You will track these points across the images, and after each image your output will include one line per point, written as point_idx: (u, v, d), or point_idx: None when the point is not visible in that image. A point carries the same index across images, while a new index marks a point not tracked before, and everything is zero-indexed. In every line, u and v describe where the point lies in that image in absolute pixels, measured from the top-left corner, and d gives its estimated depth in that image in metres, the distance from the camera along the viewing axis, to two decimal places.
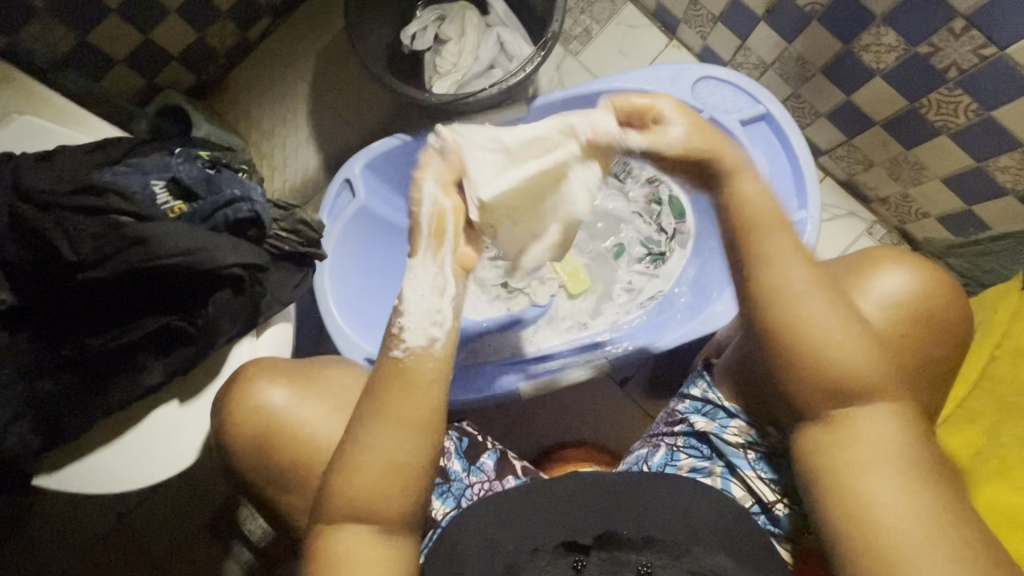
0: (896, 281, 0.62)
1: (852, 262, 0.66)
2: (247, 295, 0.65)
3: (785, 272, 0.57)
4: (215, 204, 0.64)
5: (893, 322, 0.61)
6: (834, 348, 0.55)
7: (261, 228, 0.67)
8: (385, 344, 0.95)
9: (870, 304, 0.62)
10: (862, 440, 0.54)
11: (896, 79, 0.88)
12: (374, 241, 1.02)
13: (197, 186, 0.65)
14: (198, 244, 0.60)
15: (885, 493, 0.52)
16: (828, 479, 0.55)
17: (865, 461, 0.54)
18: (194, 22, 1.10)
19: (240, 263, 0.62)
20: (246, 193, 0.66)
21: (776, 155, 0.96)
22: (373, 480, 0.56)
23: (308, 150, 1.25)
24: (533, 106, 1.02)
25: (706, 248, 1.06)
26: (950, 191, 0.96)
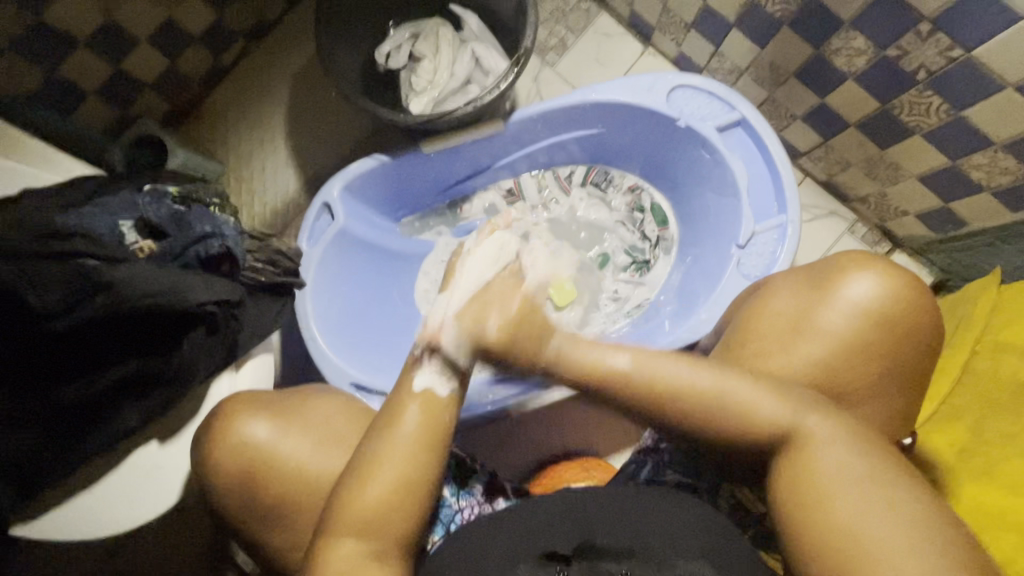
0: (863, 288, 0.62)
1: (821, 269, 0.67)
2: (223, 331, 0.65)
3: (656, 367, 0.60)
4: (186, 241, 0.64)
5: (862, 329, 0.61)
6: (730, 396, 0.58)
7: (234, 262, 0.67)
8: (370, 367, 0.94)
9: (834, 313, 0.62)
10: (815, 466, 0.53)
11: (867, 82, 0.89)
12: (354, 263, 1.02)
13: (166, 224, 0.64)
14: (170, 284, 0.59)
15: (856, 500, 0.50)
16: (793, 506, 0.53)
17: (827, 474, 0.52)
18: (166, 50, 1.10)
19: (214, 301, 0.62)
20: (217, 229, 0.65)
21: (752, 161, 0.96)
22: (384, 492, 0.59)
23: (287, 172, 1.24)
24: (509, 122, 1.02)
25: (688, 255, 1.07)
26: (927, 189, 0.97)
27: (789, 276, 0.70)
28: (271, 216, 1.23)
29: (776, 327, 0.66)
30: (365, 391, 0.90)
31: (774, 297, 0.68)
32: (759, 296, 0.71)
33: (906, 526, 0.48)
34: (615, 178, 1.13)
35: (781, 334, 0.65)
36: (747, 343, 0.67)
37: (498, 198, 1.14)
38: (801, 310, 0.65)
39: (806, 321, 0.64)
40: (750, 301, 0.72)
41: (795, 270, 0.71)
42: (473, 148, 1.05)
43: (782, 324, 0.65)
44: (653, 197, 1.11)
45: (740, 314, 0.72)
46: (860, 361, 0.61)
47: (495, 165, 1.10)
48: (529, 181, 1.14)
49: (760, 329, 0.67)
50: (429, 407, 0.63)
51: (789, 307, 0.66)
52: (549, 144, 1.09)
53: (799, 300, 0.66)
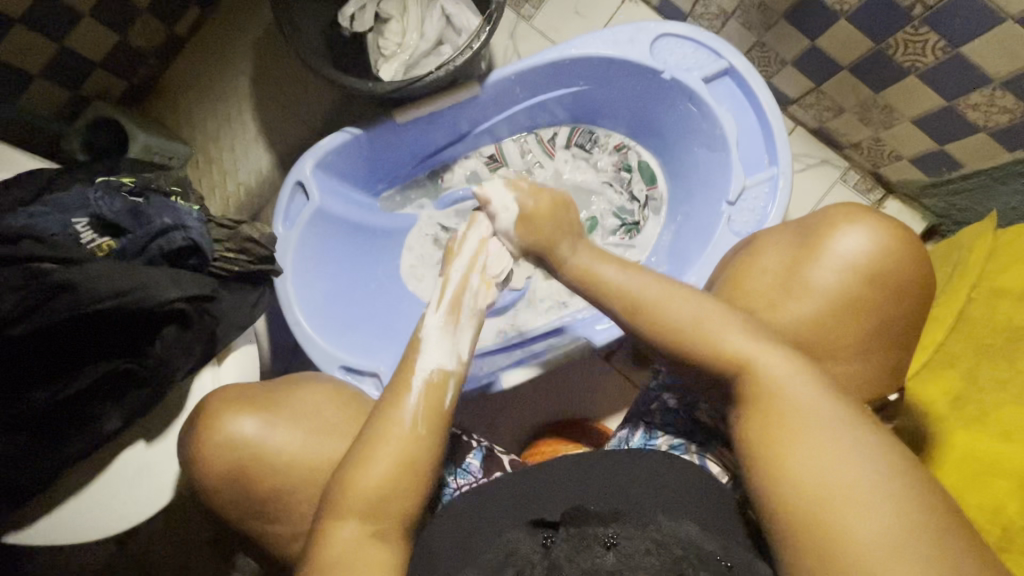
0: (853, 241, 0.60)
1: (815, 221, 0.64)
2: (197, 328, 0.63)
3: (667, 309, 0.58)
4: (147, 236, 0.60)
5: (850, 286, 0.60)
6: (716, 326, 0.57)
7: (201, 254, 0.63)
8: (360, 349, 0.93)
9: (824, 270, 0.61)
10: (783, 415, 0.51)
11: (859, 21, 0.84)
12: (334, 243, 0.98)
13: (123, 219, 0.60)
14: (134, 283, 0.57)
15: (819, 453, 0.49)
16: (763, 458, 0.51)
17: (796, 419, 0.51)
18: (114, 24, 1.02)
19: (183, 297, 0.60)
20: (179, 222, 0.61)
21: (742, 113, 0.92)
22: (388, 468, 0.59)
23: (258, 148, 1.19)
24: (486, 84, 0.96)
25: (676, 215, 1.04)
26: (922, 132, 0.94)
27: (775, 233, 0.68)
28: (245, 197, 1.20)
29: (765, 285, 0.64)
30: (356, 373, 0.90)
31: (762, 257, 0.66)
32: (750, 253, 0.68)
33: (866, 481, 0.46)
34: (599, 138, 1.09)
35: (769, 291, 0.63)
36: (739, 297, 0.64)
37: (479, 165, 1.10)
38: (792, 268, 0.63)
39: (798, 278, 0.62)
40: (738, 256, 0.70)
41: (787, 225, 0.69)
42: (449, 114, 0.99)
43: (772, 285, 0.63)
44: (641, 155, 1.08)
45: (726, 273, 0.70)
46: (849, 317, 0.60)
47: (475, 130, 1.05)
48: (511, 146, 1.10)
49: (751, 286, 0.65)
50: (427, 382, 0.64)
51: (777, 266, 0.64)
52: (530, 105, 1.03)
53: (791, 257, 0.64)
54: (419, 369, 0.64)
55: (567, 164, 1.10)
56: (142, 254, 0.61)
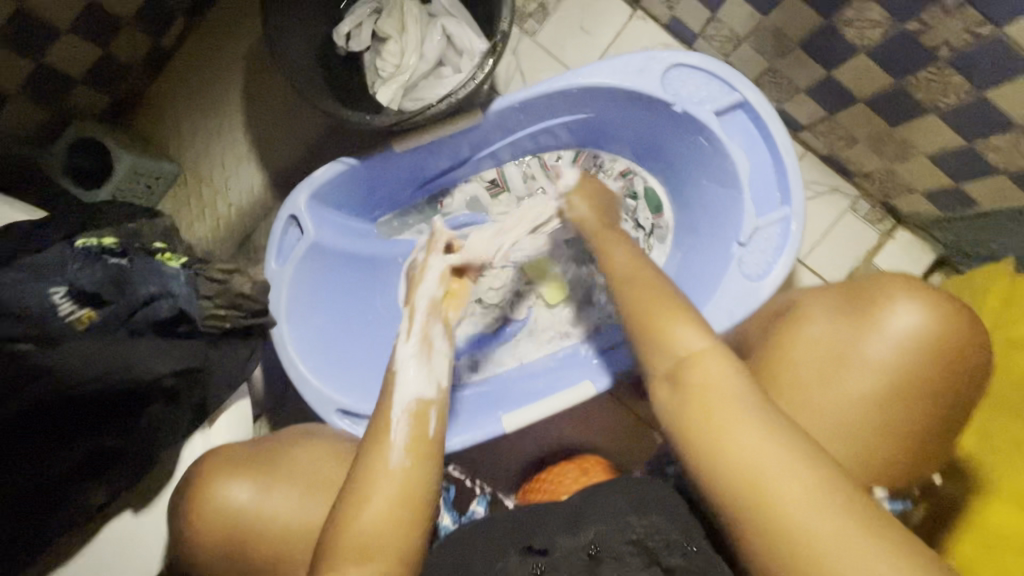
0: (909, 317, 0.59)
1: (864, 293, 0.63)
2: (182, 403, 0.62)
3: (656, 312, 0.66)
4: (132, 306, 0.56)
5: (901, 365, 0.59)
6: (675, 322, 0.64)
7: (191, 320, 0.60)
8: (357, 388, 0.90)
9: (878, 346, 0.60)
10: (718, 405, 0.57)
11: (880, 57, 0.80)
12: (331, 275, 0.94)
13: (105, 288, 0.56)
14: (122, 360, 0.55)
15: (756, 440, 0.54)
16: (702, 433, 0.57)
17: (730, 398, 0.57)
18: (95, 39, 0.96)
19: (172, 372, 0.59)
20: (166, 289, 0.58)
21: (755, 147, 0.88)
22: (382, 507, 0.59)
23: (250, 167, 1.15)
24: (489, 112, 0.92)
25: (683, 247, 1.01)
26: (937, 168, 0.91)
27: (821, 295, 0.67)
28: (237, 218, 1.15)
29: (812, 355, 0.63)
30: (352, 416, 0.87)
31: (807, 322, 0.65)
32: (795, 314, 0.67)
33: (811, 477, 0.51)
34: (607, 164, 1.04)
35: (818, 363, 0.62)
36: (783, 369, 0.64)
37: (480, 190, 1.06)
38: (842, 341, 0.62)
39: (849, 353, 0.61)
40: (782, 317, 0.68)
41: (829, 288, 0.68)
42: (450, 141, 0.95)
43: (819, 356, 0.62)
44: (649, 183, 1.04)
45: (767, 339, 0.68)
46: (903, 400, 0.59)
47: (477, 155, 1.01)
48: (513, 170, 1.05)
49: (794, 355, 0.64)
50: (410, 420, 0.67)
51: (827, 336, 0.63)
52: (535, 130, 0.99)
53: (839, 328, 0.63)
54: (399, 402, 0.68)
55: None
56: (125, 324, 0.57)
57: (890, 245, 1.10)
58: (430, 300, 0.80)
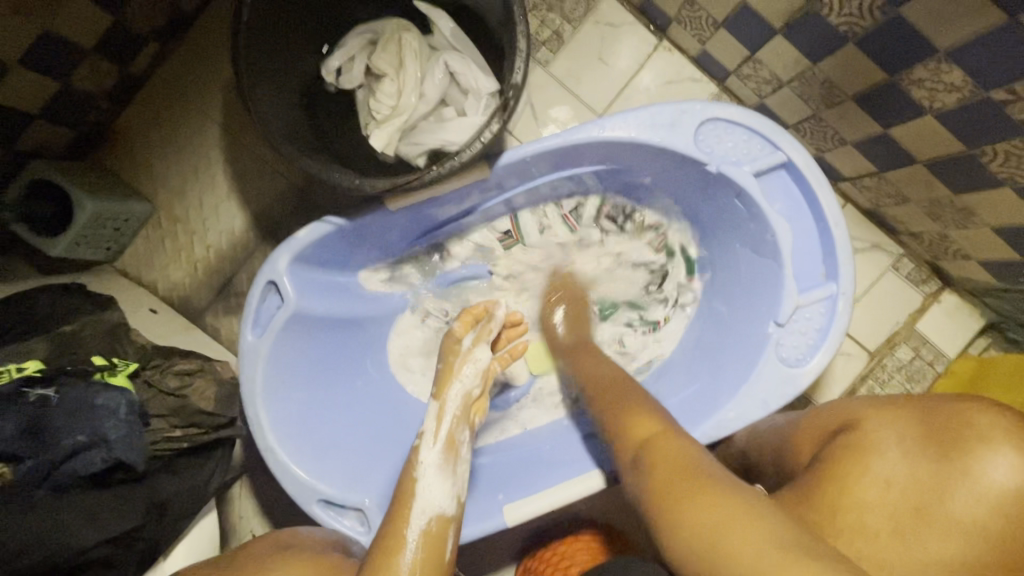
0: (1006, 471, 0.51)
1: (947, 424, 0.55)
2: (124, 559, 0.65)
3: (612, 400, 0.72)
4: (56, 458, 0.62)
5: (995, 527, 0.51)
6: (639, 403, 0.70)
7: (128, 467, 0.65)
8: (344, 472, 0.81)
9: (965, 500, 0.52)
10: (671, 477, 0.57)
11: (951, 122, 0.69)
12: (318, 342, 0.85)
13: (25, 442, 0.62)
14: (48, 533, 0.60)
15: (698, 508, 0.52)
16: (657, 503, 0.56)
17: (679, 467, 0.58)
18: (52, 73, 0.86)
19: (103, 539, 0.63)
20: (96, 438, 0.63)
21: (799, 215, 0.78)
22: None
23: (231, 207, 1.04)
24: (497, 164, 0.81)
25: (707, 312, 0.92)
26: (1000, 240, 0.80)
27: (889, 419, 0.59)
28: (217, 260, 1.06)
29: (883, 500, 0.55)
30: (337, 507, 0.78)
31: (877, 457, 0.57)
32: (859, 437, 0.59)
33: (751, 514, 0.49)
34: (634, 217, 0.93)
35: (893, 512, 0.54)
36: (845, 509, 0.56)
37: (488, 239, 0.95)
38: (921, 487, 0.54)
39: (931, 505, 0.53)
40: (842, 438, 0.60)
41: (901, 409, 0.59)
42: (453, 194, 0.85)
43: (893, 503, 0.55)
44: (677, 241, 0.94)
45: (824, 462, 0.60)
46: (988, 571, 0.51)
47: (485, 206, 0.90)
48: (527, 218, 0.94)
49: (864, 496, 0.56)
50: (423, 544, 0.60)
51: (902, 477, 0.55)
52: (552, 178, 0.88)
53: (917, 471, 0.55)
54: (419, 513, 0.63)
55: (585, 242, 0.95)
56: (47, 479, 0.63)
57: (935, 308, 0.99)
58: (463, 397, 0.73)
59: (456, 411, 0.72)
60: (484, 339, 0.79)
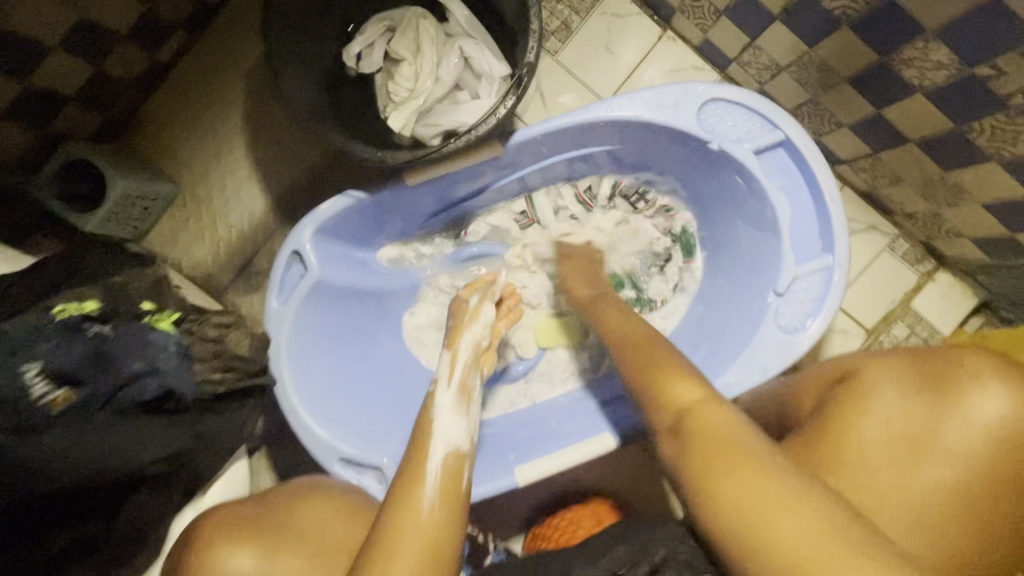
0: (996, 404, 0.55)
1: (940, 366, 0.60)
2: (163, 489, 0.59)
3: (641, 361, 0.66)
4: (113, 385, 0.50)
5: (986, 453, 0.55)
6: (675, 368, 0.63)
7: (178, 399, 0.55)
8: (362, 435, 0.85)
9: (957, 431, 0.56)
10: (716, 453, 0.52)
11: (940, 99, 0.73)
12: (337, 312, 0.89)
13: (83, 367, 0.49)
14: (110, 460, 0.51)
15: (743, 485, 0.49)
16: (693, 477, 0.53)
17: (725, 441, 0.53)
18: (88, 57, 0.90)
19: (157, 461, 0.56)
20: (153, 366, 0.52)
21: (797, 191, 0.82)
22: (407, 566, 0.53)
23: (252, 189, 1.08)
24: (509, 143, 0.85)
25: (710, 288, 0.95)
26: (991, 216, 0.84)
27: (886, 365, 0.63)
28: (239, 240, 1.09)
29: (883, 436, 0.60)
30: (357, 466, 0.82)
31: (875, 398, 0.61)
32: (859, 384, 0.64)
33: (795, 498, 0.47)
34: (644, 200, 0.98)
35: (893, 445, 0.59)
36: (846, 449, 0.61)
37: (506, 220, 0.99)
38: (917, 423, 0.58)
39: (926, 439, 0.58)
40: (843, 386, 0.65)
41: (899, 357, 0.64)
42: (467, 172, 0.89)
43: (893, 438, 0.59)
44: (686, 221, 0.97)
45: (827, 410, 0.65)
46: (980, 495, 0.55)
47: (498, 184, 0.95)
48: (542, 199, 0.99)
49: (865, 434, 0.60)
50: (442, 472, 0.63)
51: (901, 415, 0.59)
52: (562, 159, 0.92)
53: (914, 409, 0.59)
54: (437, 441, 0.66)
55: (591, 222, 0.99)
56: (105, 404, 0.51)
57: (929, 287, 1.03)
58: (474, 346, 0.77)
59: (467, 358, 0.76)
60: (488, 297, 0.84)
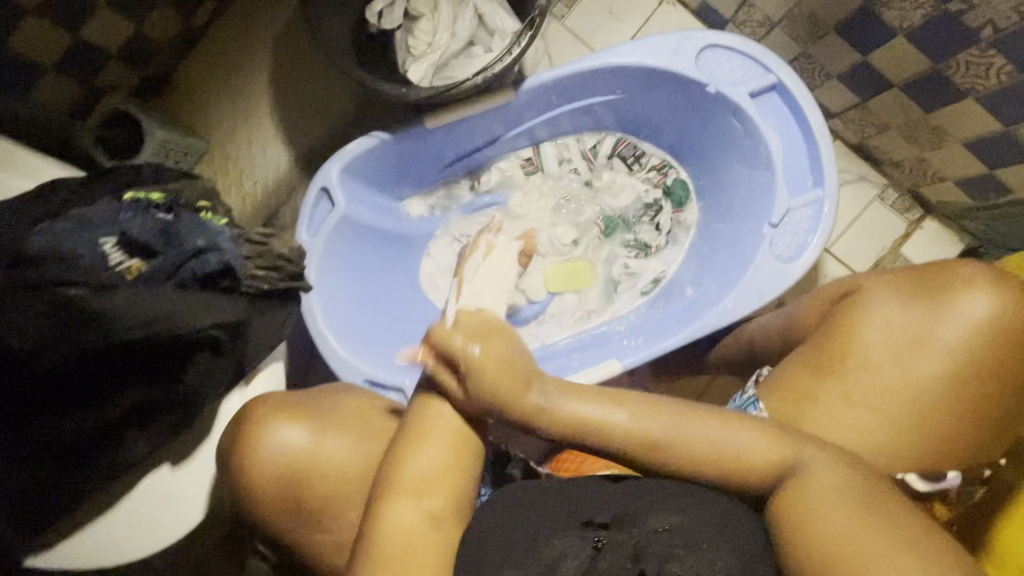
0: (985, 305, 0.61)
1: (936, 277, 0.65)
2: (228, 356, 0.62)
3: (655, 424, 0.57)
4: (179, 258, 0.57)
5: (977, 347, 0.60)
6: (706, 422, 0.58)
7: (234, 277, 0.60)
8: (382, 362, 0.91)
9: (948, 329, 0.61)
10: (811, 518, 0.53)
11: (919, 39, 0.79)
12: (358, 249, 0.96)
13: (153, 241, 0.56)
14: (170, 310, 0.55)
15: (841, 543, 0.51)
16: (788, 535, 0.53)
17: (816, 510, 0.53)
18: (130, 14, 0.97)
19: (217, 324, 0.59)
20: (213, 242, 0.58)
21: (790, 131, 0.88)
22: (438, 453, 0.58)
23: (276, 146, 1.14)
24: (521, 90, 0.92)
25: (709, 231, 1.01)
26: (972, 155, 0.90)
27: (887, 282, 0.67)
28: (263, 195, 1.15)
29: (885, 340, 0.64)
30: (379, 387, 0.88)
31: (877, 308, 0.66)
32: (859, 297, 0.68)
33: (899, 555, 0.49)
34: (644, 154, 1.05)
35: (893, 348, 0.63)
36: (848, 353, 0.65)
37: (514, 168, 1.05)
38: (911, 325, 0.63)
39: (920, 337, 0.63)
40: (846, 300, 0.69)
41: (892, 272, 0.69)
42: (481, 119, 0.96)
43: (893, 342, 0.64)
44: (681, 175, 1.04)
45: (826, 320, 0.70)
46: (968, 383, 0.61)
47: (509, 135, 1.01)
48: (549, 150, 1.05)
49: (866, 338, 0.65)
50: (465, 367, 0.61)
51: (899, 321, 0.64)
52: (570, 109, 0.99)
53: (912, 315, 0.64)
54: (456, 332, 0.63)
55: (596, 172, 1.06)
56: (175, 275, 0.57)
57: (917, 234, 1.09)
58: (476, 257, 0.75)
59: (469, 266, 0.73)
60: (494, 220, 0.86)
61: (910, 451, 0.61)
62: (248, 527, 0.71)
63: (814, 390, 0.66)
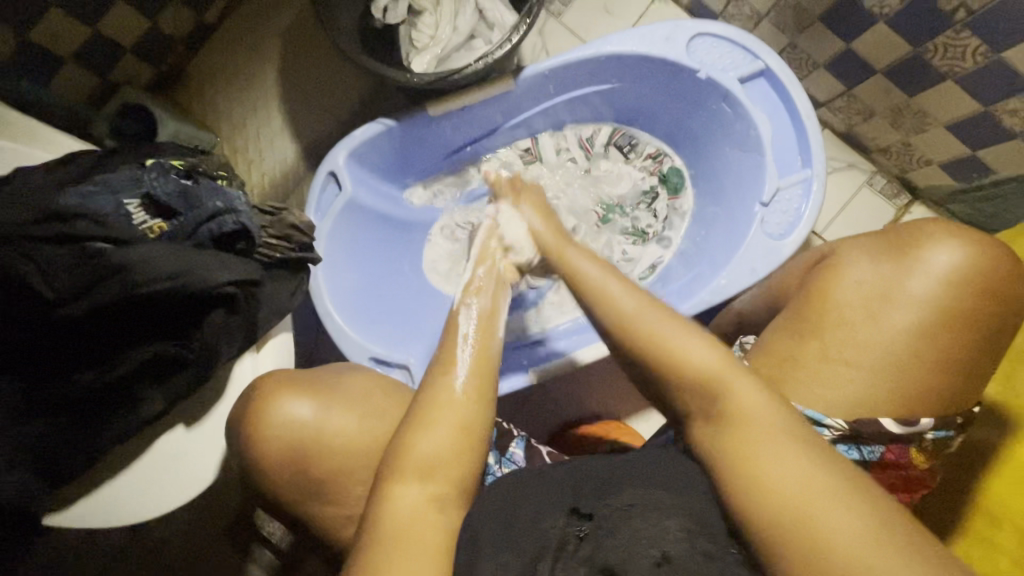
0: (948, 256, 0.64)
1: (903, 236, 0.68)
2: (242, 313, 0.69)
3: (662, 330, 0.58)
4: (199, 220, 0.66)
5: (944, 297, 0.63)
6: (679, 342, 0.57)
7: (249, 238, 0.69)
8: (387, 342, 0.94)
9: (917, 280, 0.64)
10: (758, 440, 0.52)
11: (899, 25, 0.84)
12: (362, 234, 0.98)
13: (175, 201, 0.66)
14: (188, 266, 0.62)
15: (787, 475, 0.50)
16: (734, 468, 0.53)
17: (764, 440, 0.52)
18: (146, 11, 1.01)
19: (233, 281, 0.65)
20: (229, 206, 0.67)
21: (778, 114, 0.92)
22: (446, 436, 0.59)
23: (283, 139, 1.18)
24: (519, 79, 0.96)
25: (703, 216, 1.04)
26: (954, 137, 0.94)
27: (858, 244, 0.71)
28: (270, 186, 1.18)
29: (857, 297, 0.67)
30: (385, 364, 0.90)
31: (848, 265, 0.69)
32: (833, 260, 0.71)
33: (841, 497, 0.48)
34: (639, 143, 1.08)
35: (865, 302, 0.66)
36: (826, 312, 0.68)
37: (514, 157, 1.09)
38: (882, 280, 0.66)
39: (891, 289, 0.65)
40: (822, 264, 0.72)
41: (864, 235, 0.73)
42: (481, 108, 0.99)
43: (864, 296, 0.67)
44: (676, 163, 1.07)
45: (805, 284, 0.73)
46: (942, 333, 0.63)
47: (508, 124, 1.05)
48: (547, 139, 1.09)
49: (841, 296, 0.68)
50: (472, 365, 0.64)
51: (870, 277, 0.67)
52: (567, 99, 1.03)
53: (880, 269, 0.67)
54: (460, 356, 0.65)
55: (593, 162, 1.09)
56: (192, 237, 0.67)
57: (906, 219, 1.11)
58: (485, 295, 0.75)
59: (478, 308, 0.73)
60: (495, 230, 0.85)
61: (889, 401, 0.64)
62: (258, 496, 0.73)
63: (795, 351, 0.68)
